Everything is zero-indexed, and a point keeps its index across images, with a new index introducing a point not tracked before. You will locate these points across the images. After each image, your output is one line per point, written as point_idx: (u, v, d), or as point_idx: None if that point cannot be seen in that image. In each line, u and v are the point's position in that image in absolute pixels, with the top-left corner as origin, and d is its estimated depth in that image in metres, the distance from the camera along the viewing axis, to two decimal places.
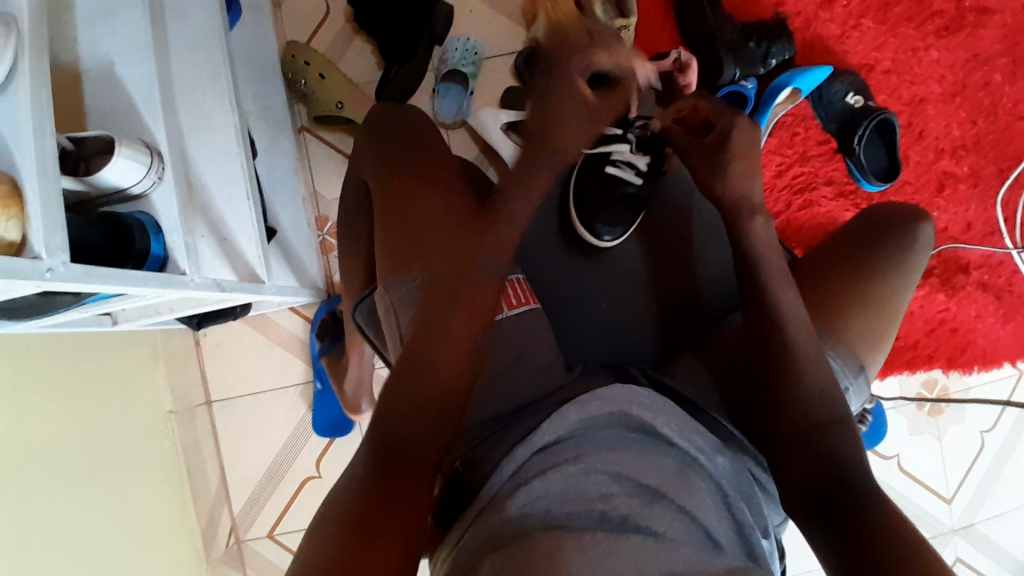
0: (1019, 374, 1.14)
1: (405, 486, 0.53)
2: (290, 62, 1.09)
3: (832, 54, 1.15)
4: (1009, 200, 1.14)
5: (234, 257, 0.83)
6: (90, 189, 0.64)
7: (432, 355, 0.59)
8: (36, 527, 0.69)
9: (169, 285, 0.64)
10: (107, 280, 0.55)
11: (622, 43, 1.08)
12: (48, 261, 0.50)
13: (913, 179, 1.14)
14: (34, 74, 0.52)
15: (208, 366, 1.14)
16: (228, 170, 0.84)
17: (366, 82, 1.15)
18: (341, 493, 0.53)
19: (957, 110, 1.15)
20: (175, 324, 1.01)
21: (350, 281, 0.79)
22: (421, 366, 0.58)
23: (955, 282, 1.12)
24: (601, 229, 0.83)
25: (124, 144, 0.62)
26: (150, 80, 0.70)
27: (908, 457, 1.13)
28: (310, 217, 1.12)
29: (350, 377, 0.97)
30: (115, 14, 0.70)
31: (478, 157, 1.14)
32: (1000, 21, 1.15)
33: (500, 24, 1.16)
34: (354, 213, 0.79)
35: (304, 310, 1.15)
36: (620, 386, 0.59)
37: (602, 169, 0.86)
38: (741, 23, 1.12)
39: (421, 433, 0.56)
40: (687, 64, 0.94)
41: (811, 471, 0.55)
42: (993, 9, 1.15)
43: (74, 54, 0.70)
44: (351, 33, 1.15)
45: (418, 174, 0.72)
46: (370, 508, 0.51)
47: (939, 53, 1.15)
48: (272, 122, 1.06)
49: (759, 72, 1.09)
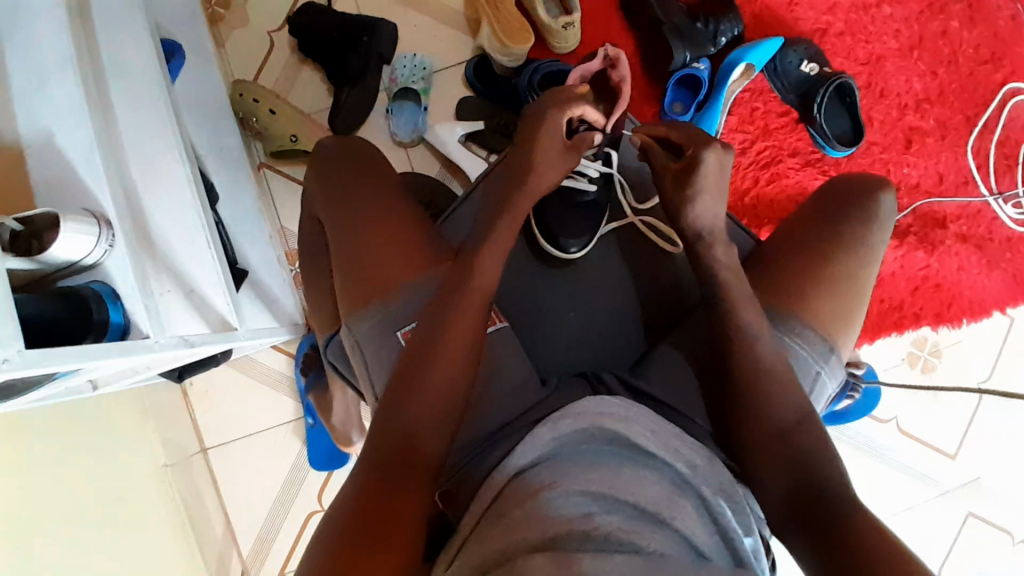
0: (1010, 321, 1.13)
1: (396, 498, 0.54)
2: (238, 100, 1.08)
3: (783, 23, 1.13)
4: (980, 147, 1.13)
5: (203, 307, 0.81)
6: (42, 265, 0.63)
7: (423, 373, 0.59)
8: None
9: (134, 351, 0.64)
10: (68, 359, 0.55)
11: (570, 39, 1.06)
12: (1, 351, 0.49)
13: (880, 138, 1.12)
14: None
15: (199, 416, 1.15)
16: (187, 220, 0.82)
17: (318, 111, 1.14)
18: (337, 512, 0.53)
19: (917, 63, 1.13)
20: (158, 378, 1.00)
21: (315, 320, 0.79)
22: (415, 389, 0.58)
23: (934, 237, 1.11)
24: (567, 241, 0.82)
25: (69, 217, 0.61)
26: (92, 147, 0.69)
27: (907, 417, 1.13)
28: (281, 252, 1.11)
29: (336, 411, 0.97)
30: (46, 85, 0.70)
31: (441, 172, 1.13)
32: None
33: (446, 34, 1.14)
34: (313, 252, 0.78)
35: (287, 346, 1.15)
36: (590, 400, 0.59)
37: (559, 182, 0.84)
38: (686, 4, 1.11)
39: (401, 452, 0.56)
40: (617, 58, 0.84)
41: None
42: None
43: (13, 130, 0.69)
44: (297, 63, 1.14)
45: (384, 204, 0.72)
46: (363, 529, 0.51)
47: (891, 9, 1.13)
48: (229, 164, 1.05)
49: (711, 51, 1.07)
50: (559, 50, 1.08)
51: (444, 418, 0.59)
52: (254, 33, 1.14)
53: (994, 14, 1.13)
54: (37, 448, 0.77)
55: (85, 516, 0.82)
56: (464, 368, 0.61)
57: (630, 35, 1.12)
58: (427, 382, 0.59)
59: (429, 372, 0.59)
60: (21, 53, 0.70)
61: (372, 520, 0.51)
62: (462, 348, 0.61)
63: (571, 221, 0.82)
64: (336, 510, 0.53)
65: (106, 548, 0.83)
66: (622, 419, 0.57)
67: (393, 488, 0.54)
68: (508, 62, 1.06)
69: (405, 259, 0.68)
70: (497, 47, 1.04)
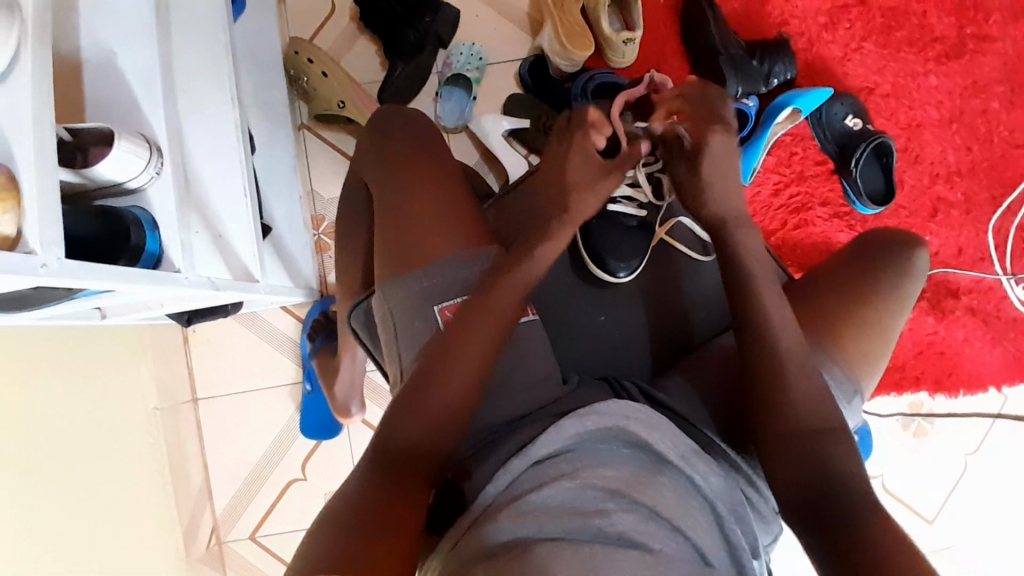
0: (1004, 398, 1.16)
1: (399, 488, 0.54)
2: (291, 57, 1.07)
3: (833, 75, 1.16)
4: (1001, 227, 1.15)
5: (228, 253, 0.80)
6: (86, 180, 0.62)
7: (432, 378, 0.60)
8: (28, 525, 0.69)
9: (165, 282, 0.63)
10: (103, 276, 0.54)
11: (628, 55, 1.08)
12: (42, 256, 0.47)
13: (907, 202, 1.15)
14: (39, 65, 0.50)
15: (195, 363, 1.12)
16: (225, 164, 0.81)
17: (368, 81, 1.14)
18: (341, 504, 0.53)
19: (953, 136, 1.16)
20: (164, 319, 0.98)
21: (344, 284, 0.79)
22: (427, 387, 0.59)
23: (945, 306, 1.14)
24: (614, 265, 0.84)
25: (123, 137, 0.61)
26: (152, 73, 0.69)
27: (892, 477, 1.14)
28: (306, 214, 1.11)
29: (341, 378, 0.96)
30: (116, 4, 0.69)
31: (479, 162, 1.14)
32: (999, 49, 1.16)
33: (506, 28, 1.15)
34: (353, 217, 0.78)
35: (296, 308, 1.13)
36: (614, 400, 0.58)
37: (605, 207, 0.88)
38: (744, 40, 1.13)
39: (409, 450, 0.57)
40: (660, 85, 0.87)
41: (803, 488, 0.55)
42: (993, 38, 1.17)
43: (74, 43, 0.69)
44: (355, 31, 1.14)
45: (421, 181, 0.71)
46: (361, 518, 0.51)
47: (937, 80, 1.16)
48: (272, 118, 1.05)
49: (762, 90, 1.10)
50: (615, 63, 1.10)
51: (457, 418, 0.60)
52: None
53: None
54: (35, 364, 0.76)
55: (69, 445, 0.80)
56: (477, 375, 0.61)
57: (685, 61, 1.14)
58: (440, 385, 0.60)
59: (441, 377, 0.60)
60: None
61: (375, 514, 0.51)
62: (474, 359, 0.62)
63: (620, 246, 0.85)
64: (351, 492, 0.54)
65: (83, 481, 0.81)
66: (648, 425, 0.57)
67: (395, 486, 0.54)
68: (565, 65, 1.08)
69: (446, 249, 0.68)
70: (558, 50, 1.06)
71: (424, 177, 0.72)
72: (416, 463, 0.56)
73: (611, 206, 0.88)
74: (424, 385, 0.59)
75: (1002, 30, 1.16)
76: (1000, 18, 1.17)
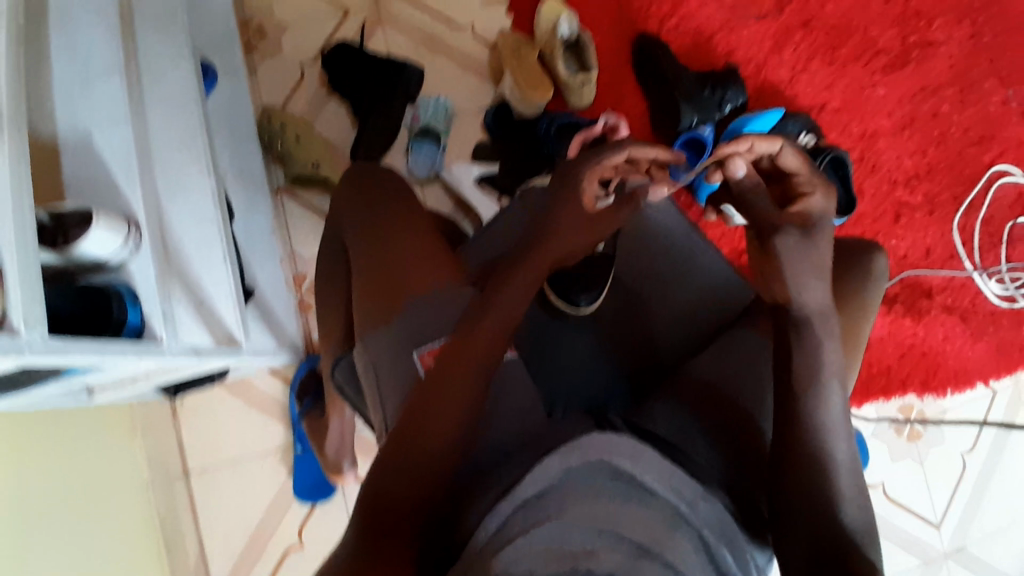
0: (993, 394, 1.17)
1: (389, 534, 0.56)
2: (266, 126, 1.12)
3: (784, 96, 1.22)
4: (966, 224, 1.19)
5: (211, 320, 0.81)
6: (67, 260, 0.64)
7: (421, 428, 0.60)
8: None
9: (147, 352, 0.64)
10: (87, 351, 0.55)
11: (586, 96, 1.14)
12: (26, 335, 0.49)
13: (870, 210, 1.20)
14: (15, 150, 0.52)
15: (185, 433, 1.12)
16: (204, 232, 0.83)
17: (340, 141, 1.18)
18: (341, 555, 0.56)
19: (907, 142, 1.21)
20: (152, 393, 0.98)
21: (326, 340, 0.80)
22: (416, 434, 0.60)
23: (920, 306, 1.16)
24: (578, 295, 0.85)
25: (101, 215, 0.63)
26: (128, 150, 0.72)
27: (893, 484, 1.14)
28: (288, 274, 1.13)
29: (331, 437, 0.96)
30: (91, 87, 0.73)
31: (453, 210, 1.16)
32: (943, 52, 1.23)
33: (469, 80, 1.21)
34: (330, 276, 0.80)
35: (283, 370, 1.14)
36: (599, 433, 0.58)
37: None
38: (695, 72, 1.19)
39: (427, 480, 0.59)
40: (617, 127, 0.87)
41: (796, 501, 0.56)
42: (936, 44, 1.23)
43: (51, 125, 0.72)
44: (325, 95, 1.19)
45: (391, 224, 0.74)
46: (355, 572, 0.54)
47: (885, 90, 1.22)
48: (249, 184, 1.08)
49: (715, 117, 1.14)
50: (574, 104, 1.15)
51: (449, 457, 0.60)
52: (287, 64, 1.19)
53: (982, 103, 1.22)
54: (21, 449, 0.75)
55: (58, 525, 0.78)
56: (466, 412, 0.62)
57: (642, 95, 1.19)
58: (429, 431, 0.60)
59: (427, 423, 0.61)
60: (71, 56, 0.73)
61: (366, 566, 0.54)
62: (460, 396, 0.62)
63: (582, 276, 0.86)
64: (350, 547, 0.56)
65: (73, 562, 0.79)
66: (630, 456, 0.57)
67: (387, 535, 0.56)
68: (527, 111, 1.13)
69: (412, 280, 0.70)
70: (518, 96, 1.12)
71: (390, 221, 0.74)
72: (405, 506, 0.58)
73: None
74: (411, 431, 0.61)
75: (945, 35, 1.23)
76: (941, 24, 1.23)
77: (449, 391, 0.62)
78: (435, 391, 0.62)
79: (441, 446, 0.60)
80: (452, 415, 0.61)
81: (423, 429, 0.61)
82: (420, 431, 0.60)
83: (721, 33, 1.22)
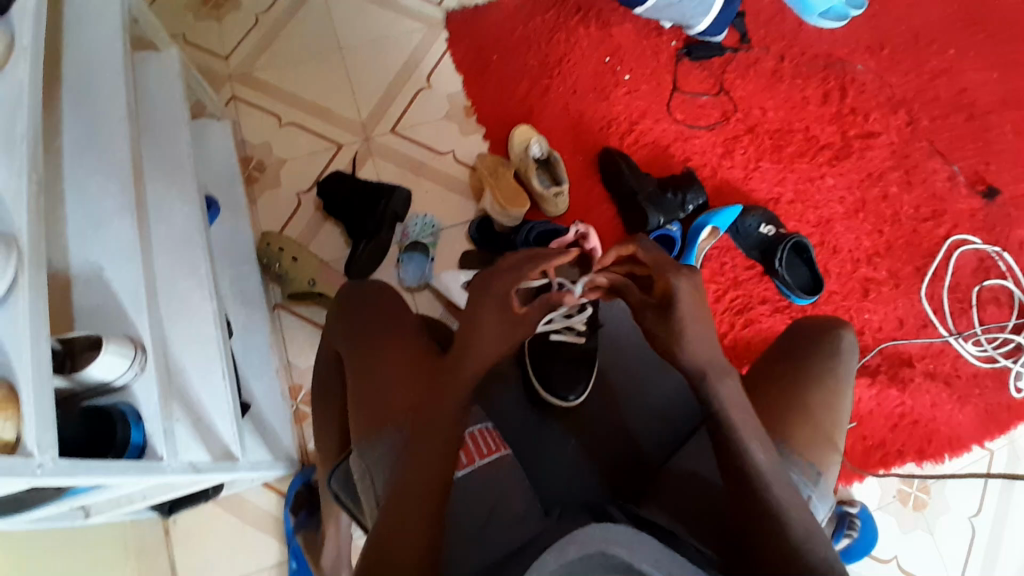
0: (990, 453, 1.17)
1: None
2: (264, 248, 1.18)
3: (741, 193, 1.34)
4: (933, 292, 1.27)
5: (208, 435, 0.83)
6: (75, 385, 0.67)
7: (402, 518, 0.58)
8: None
9: (150, 471, 0.65)
10: (95, 471, 0.56)
11: (561, 205, 1.25)
12: (39, 457, 0.51)
13: (838, 287, 1.27)
14: (33, 288, 0.56)
15: (178, 557, 1.07)
16: (205, 351, 0.87)
17: (335, 259, 1.27)
18: None
19: (863, 224, 1.32)
20: (147, 512, 0.96)
21: (323, 449, 0.81)
22: (395, 526, 0.57)
23: (903, 375, 1.20)
24: (566, 391, 0.89)
25: (111, 341, 0.67)
26: (136, 281, 0.77)
27: (907, 557, 1.11)
28: (285, 386, 1.16)
29: (328, 550, 0.93)
30: (103, 225, 0.79)
31: (444, 313, 1.23)
32: (883, 141, 1.38)
33: (454, 197, 1.32)
34: (327, 384, 0.83)
35: (278, 483, 1.11)
36: (596, 525, 0.59)
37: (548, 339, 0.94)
38: (657, 177, 1.32)
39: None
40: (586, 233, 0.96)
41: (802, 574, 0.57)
42: (876, 134, 1.38)
43: (66, 261, 0.78)
44: (321, 218, 1.29)
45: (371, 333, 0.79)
46: None
47: (833, 180, 1.35)
48: (247, 303, 1.13)
49: (681, 216, 1.25)
50: (551, 213, 1.26)
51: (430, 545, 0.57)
52: (286, 194, 1.31)
53: (929, 180, 1.35)
54: None
55: None
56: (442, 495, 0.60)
57: (610, 199, 1.31)
58: (408, 520, 0.58)
59: (405, 514, 0.58)
60: (83, 198, 0.80)
61: None
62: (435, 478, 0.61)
63: (568, 373, 0.91)
64: None
65: None
66: (626, 545, 0.57)
67: None
68: (507, 222, 1.22)
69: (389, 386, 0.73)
70: (498, 210, 1.21)
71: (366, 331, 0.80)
72: None
73: (552, 337, 0.93)
74: (389, 527, 0.58)
75: (884, 124, 1.39)
76: (879, 117, 1.39)
77: (425, 475, 0.61)
78: (412, 479, 0.61)
79: (417, 553, 0.56)
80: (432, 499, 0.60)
81: (406, 518, 0.58)
82: (391, 547, 0.56)
83: (676, 143, 1.37)
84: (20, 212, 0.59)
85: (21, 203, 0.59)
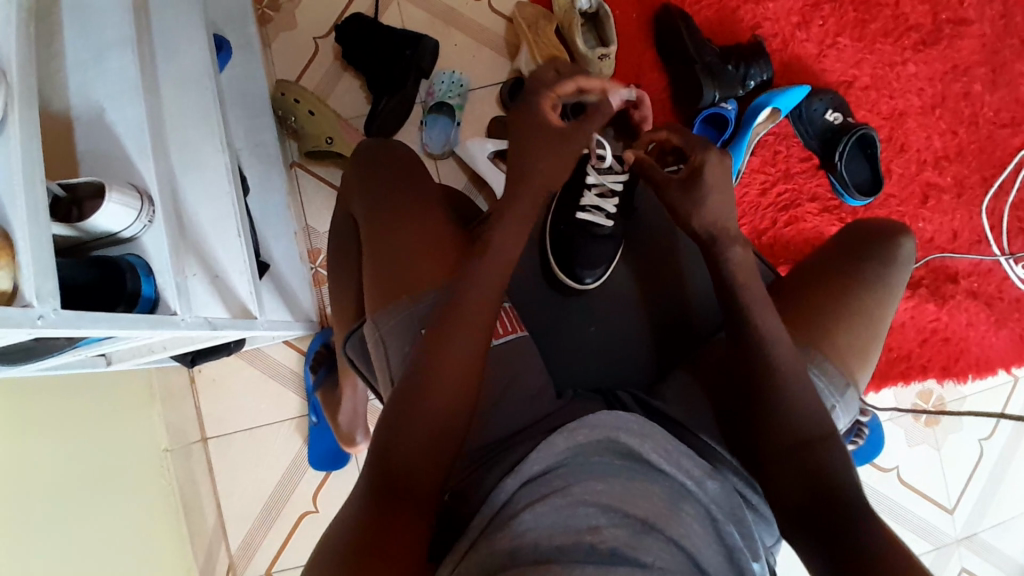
0: (1015, 381, 1.14)
1: (399, 505, 0.54)
2: (280, 99, 1.11)
3: (810, 73, 1.18)
4: (994, 207, 1.15)
5: (225, 294, 0.82)
6: (81, 233, 0.64)
7: (432, 390, 0.59)
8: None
9: (162, 325, 0.64)
10: (100, 323, 0.55)
11: (604, 70, 1.11)
12: (38, 308, 0.49)
13: (897, 191, 1.15)
14: (25, 126, 0.52)
15: (203, 404, 1.14)
16: (219, 208, 0.83)
17: (355, 117, 1.18)
18: (344, 524, 0.54)
19: (938, 122, 1.17)
20: (169, 361, 1.00)
21: (340, 315, 0.80)
22: (424, 398, 0.59)
23: (944, 291, 1.13)
24: (583, 272, 0.86)
25: (114, 189, 0.63)
26: (140, 126, 0.71)
27: (908, 469, 1.12)
28: (304, 249, 1.13)
29: (344, 409, 0.97)
30: (102, 58, 0.72)
31: (467, 186, 1.16)
32: (976, 31, 1.17)
33: (484, 55, 1.18)
34: (344, 250, 0.80)
35: (299, 342, 1.15)
36: (607, 413, 0.60)
37: (573, 216, 0.89)
38: (719, 47, 1.15)
39: (430, 463, 0.57)
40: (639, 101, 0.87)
41: (818, 485, 0.57)
42: (970, 21, 1.17)
43: (65, 101, 0.71)
44: (339, 69, 1.18)
45: (396, 197, 0.73)
46: (364, 536, 0.52)
47: (916, 67, 1.17)
48: (263, 158, 1.07)
49: (739, 93, 1.12)
50: None
51: (457, 422, 0.59)
52: (301, 38, 1.18)
53: (1021, 78, 1.17)
54: (42, 419, 0.77)
55: (77, 493, 0.80)
56: (472, 378, 0.61)
57: (661, 71, 1.16)
58: (436, 395, 0.59)
59: (433, 390, 0.59)
60: (81, 27, 0.72)
61: (372, 535, 0.52)
62: (466, 361, 0.61)
63: (589, 254, 0.86)
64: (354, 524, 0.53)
65: (93, 530, 0.81)
66: (636, 435, 0.58)
67: (395, 504, 0.54)
68: None
69: (415, 259, 0.69)
70: None
71: (388, 198, 0.73)
72: (411, 472, 0.56)
73: (577, 214, 0.89)
74: (416, 398, 0.59)
75: (980, 11, 1.17)
76: (974, 2, 1.17)
77: (456, 356, 0.61)
78: (441, 356, 0.61)
79: (443, 422, 0.59)
80: (460, 379, 0.60)
81: (433, 391, 0.59)
82: (419, 413, 0.58)
83: (746, 6, 1.18)
84: (6, 44, 0.54)
85: (10, 30, 0.54)
